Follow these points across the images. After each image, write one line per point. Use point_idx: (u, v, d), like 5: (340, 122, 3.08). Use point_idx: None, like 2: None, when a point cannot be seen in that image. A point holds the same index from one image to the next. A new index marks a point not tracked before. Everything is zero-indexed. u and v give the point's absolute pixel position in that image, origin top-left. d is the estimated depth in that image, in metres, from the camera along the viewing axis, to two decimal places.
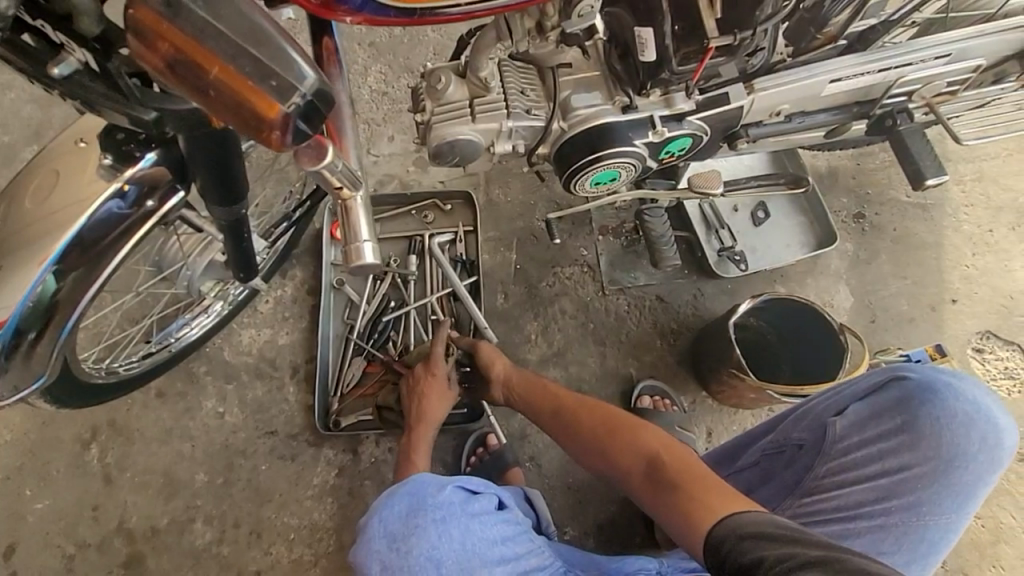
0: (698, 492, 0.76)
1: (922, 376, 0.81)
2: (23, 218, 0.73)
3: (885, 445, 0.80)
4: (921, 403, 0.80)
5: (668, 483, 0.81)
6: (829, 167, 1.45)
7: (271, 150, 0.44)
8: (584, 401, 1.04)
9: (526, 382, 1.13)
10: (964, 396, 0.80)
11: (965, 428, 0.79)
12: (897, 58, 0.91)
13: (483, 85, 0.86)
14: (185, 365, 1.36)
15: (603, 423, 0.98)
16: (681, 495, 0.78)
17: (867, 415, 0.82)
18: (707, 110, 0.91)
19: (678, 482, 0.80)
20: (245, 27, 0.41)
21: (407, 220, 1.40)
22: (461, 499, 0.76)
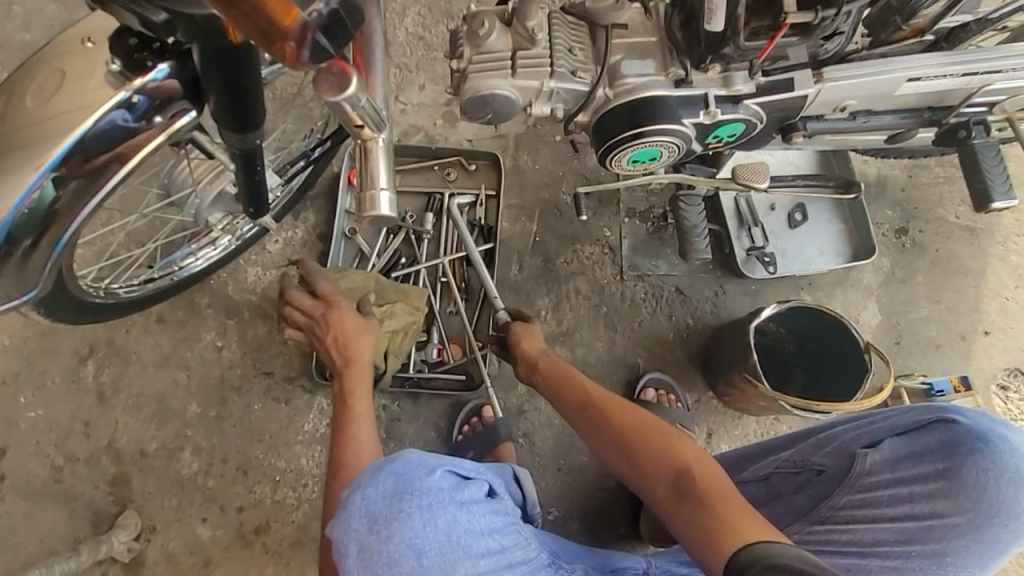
0: (725, 513, 0.74)
1: (976, 423, 0.76)
2: (24, 117, 0.68)
3: (918, 488, 0.77)
4: (969, 451, 0.76)
5: (693, 500, 0.78)
6: (879, 176, 1.36)
7: (282, 63, 0.39)
8: (609, 394, 1.00)
9: (552, 367, 1.07)
10: (1017, 452, 0.75)
11: (1009, 485, 0.74)
12: (985, 63, 0.82)
13: (530, 37, 0.79)
14: (188, 295, 1.34)
15: (627, 421, 0.93)
16: (707, 513, 0.75)
17: (904, 453, 0.79)
18: (768, 95, 0.84)
19: (701, 498, 0.77)
20: None
21: (428, 175, 1.35)
22: (450, 486, 0.73)
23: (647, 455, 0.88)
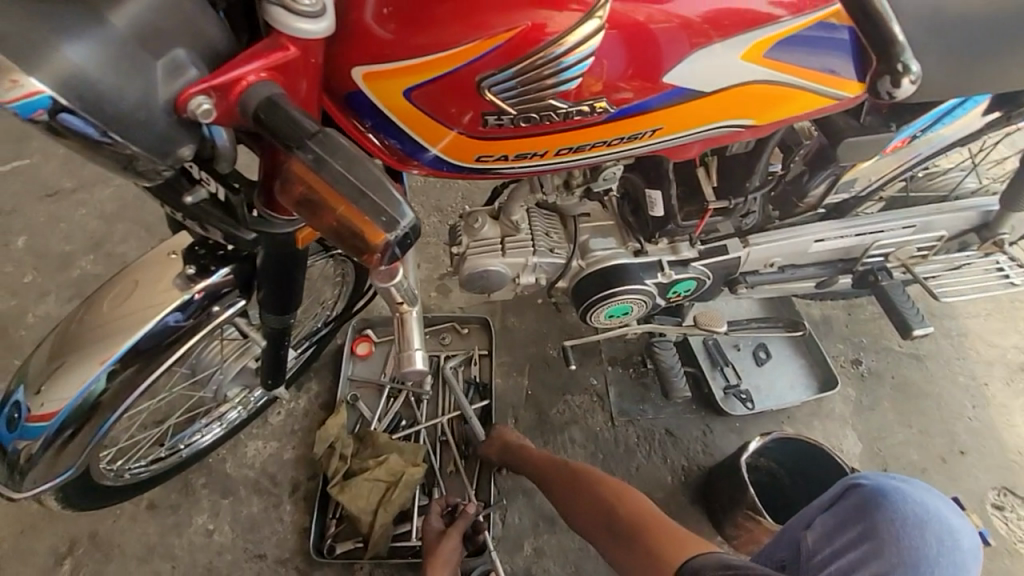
0: (656, 539, 0.92)
1: (872, 481, 0.85)
2: (94, 320, 0.81)
3: (842, 538, 0.81)
4: (876, 506, 0.81)
5: (631, 533, 0.96)
6: (823, 315, 1.55)
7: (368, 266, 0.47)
8: (551, 460, 1.15)
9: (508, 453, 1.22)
10: (912, 499, 0.81)
11: (917, 527, 0.78)
12: (869, 225, 1.05)
13: (514, 227, 0.99)
14: (183, 476, 1.32)
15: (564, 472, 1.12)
16: (643, 544, 0.93)
17: (832, 525, 0.83)
18: (710, 258, 1.04)
19: (637, 533, 0.95)
20: (360, 169, 0.42)
21: (427, 340, 1.49)
22: None
23: (595, 503, 1.03)
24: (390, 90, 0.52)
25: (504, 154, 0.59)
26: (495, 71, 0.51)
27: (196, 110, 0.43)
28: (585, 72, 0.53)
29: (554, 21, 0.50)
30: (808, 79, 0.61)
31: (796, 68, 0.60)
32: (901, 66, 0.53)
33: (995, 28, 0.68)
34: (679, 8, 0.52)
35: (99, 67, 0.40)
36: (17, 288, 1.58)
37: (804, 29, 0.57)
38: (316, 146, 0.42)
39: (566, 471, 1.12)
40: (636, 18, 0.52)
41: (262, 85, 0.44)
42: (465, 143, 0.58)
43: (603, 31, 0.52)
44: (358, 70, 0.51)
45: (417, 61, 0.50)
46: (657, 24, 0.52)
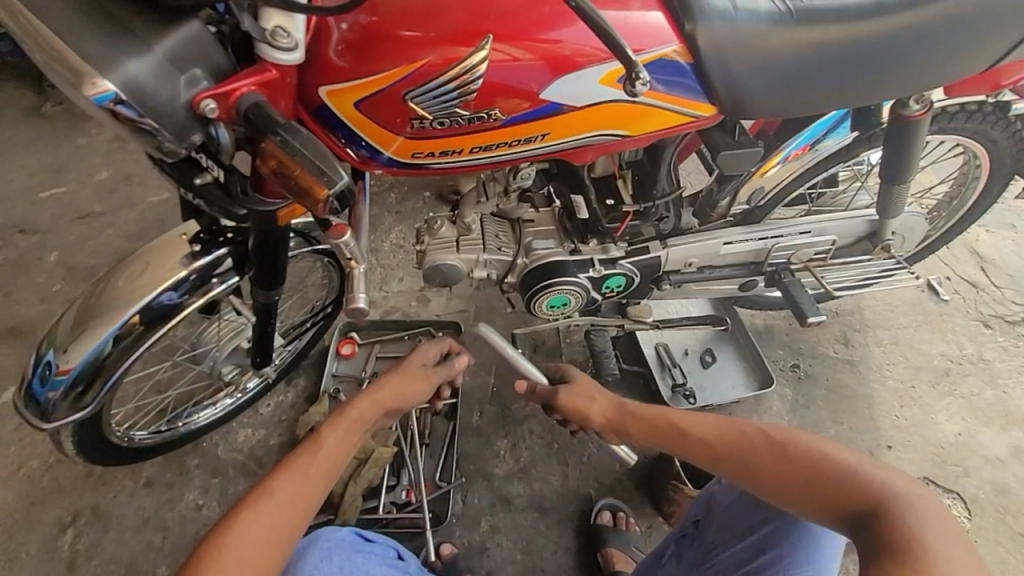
0: (831, 491, 0.79)
1: None
2: (110, 292, 1.01)
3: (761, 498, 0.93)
4: None
5: (795, 477, 0.82)
6: (766, 325, 1.70)
7: (316, 218, 0.66)
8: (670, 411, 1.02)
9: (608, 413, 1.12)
10: None
11: None
12: (771, 231, 1.23)
13: (467, 228, 1.18)
14: (179, 457, 1.47)
15: (693, 422, 0.97)
16: (813, 493, 0.80)
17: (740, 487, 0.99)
18: (635, 257, 1.22)
19: (798, 482, 0.82)
20: (314, 149, 0.63)
21: (402, 342, 1.65)
22: (350, 539, 0.93)
23: (742, 446, 0.89)
24: (344, 101, 0.73)
25: (431, 151, 0.79)
26: (439, 86, 0.72)
27: (204, 109, 0.62)
28: (513, 90, 0.74)
29: (464, 55, 0.71)
30: (674, 103, 0.83)
31: (661, 94, 0.82)
32: (635, 75, 0.67)
33: (818, 62, 0.83)
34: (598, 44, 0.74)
35: (143, 77, 0.58)
36: (46, 295, 1.80)
37: (650, 62, 0.79)
38: (282, 132, 0.62)
39: (700, 417, 0.97)
40: (559, 51, 0.74)
41: (251, 93, 0.65)
42: (405, 144, 0.78)
43: (515, 61, 0.73)
44: (323, 88, 0.72)
45: (368, 80, 0.71)
46: (582, 56, 0.74)
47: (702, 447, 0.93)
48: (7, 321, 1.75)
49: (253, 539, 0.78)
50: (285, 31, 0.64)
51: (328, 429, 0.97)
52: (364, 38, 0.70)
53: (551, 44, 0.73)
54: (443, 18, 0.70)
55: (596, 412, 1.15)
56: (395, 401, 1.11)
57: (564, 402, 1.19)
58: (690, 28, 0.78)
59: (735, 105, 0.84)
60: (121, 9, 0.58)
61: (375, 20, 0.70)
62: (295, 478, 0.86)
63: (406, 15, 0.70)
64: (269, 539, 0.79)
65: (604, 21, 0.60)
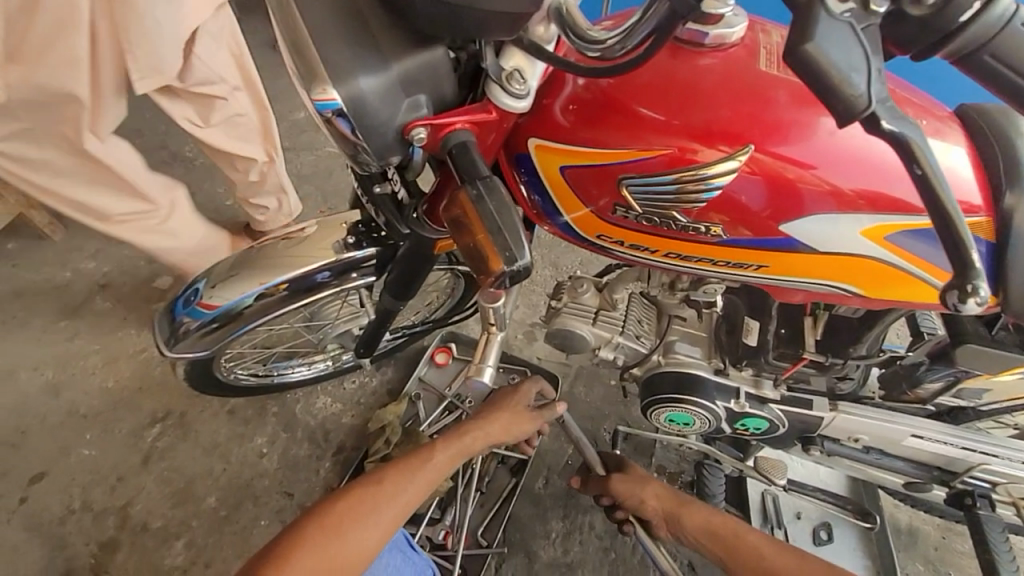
0: None
1: None
2: (270, 250, 1.04)
3: None
4: None
5: None
6: (910, 525, 1.37)
7: (481, 283, 0.58)
8: (723, 519, 1.04)
9: (663, 495, 1.10)
10: None
11: None
12: (982, 445, 0.96)
13: (612, 303, 1.07)
14: (263, 400, 1.54)
15: (749, 541, 1.00)
16: None
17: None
18: (789, 405, 1.02)
19: None
20: (504, 213, 0.55)
21: (495, 373, 1.59)
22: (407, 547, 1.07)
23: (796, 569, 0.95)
24: (551, 162, 0.65)
25: (621, 240, 0.70)
26: (660, 179, 0.61)
27: (414, 137, 0.58)
28: (738, 205, 0.62)
29: (702, 154, 0.60)
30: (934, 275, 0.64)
31: (916, 258, 0.64)
32: (971, 287, 0.48)
33: None
34: (834, 177, 0.61)
35: (370, 94, 0.54)
36: (220, 207, 1.93)
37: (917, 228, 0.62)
38: (481, 187, 0.56)
39: (755, 538, 1.00)
40: (805, 177, 0.61)
41: (464, 131, 0.59)
42: (593, 223, 0.69)
43: (746, 173, 0.61)
44: (534, 140, 0.65)
45: (586, 150, 0.63)
46: (805, 185, 0.61)
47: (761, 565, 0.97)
48: None
49: (364, 532, 0.89)
50: (522, 76, 0.58)
51: (442, 448, 1.02)
52: (598, 103, 0.62)
53: (795, 166, 0.60)
54: (692, 106, 0.60)
55: (647, 499, 1.10)
56: (502, 437, 1.10)
57: (615, 489, 1.13)
58: (1011, 202, 0.61)
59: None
60: (376, 21, 0.54)
61: (618, 87, 0.62)
62: (401, 485, 0.96)
63: (655, 92, 0.61)
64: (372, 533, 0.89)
65: (950, 200, 0.46)
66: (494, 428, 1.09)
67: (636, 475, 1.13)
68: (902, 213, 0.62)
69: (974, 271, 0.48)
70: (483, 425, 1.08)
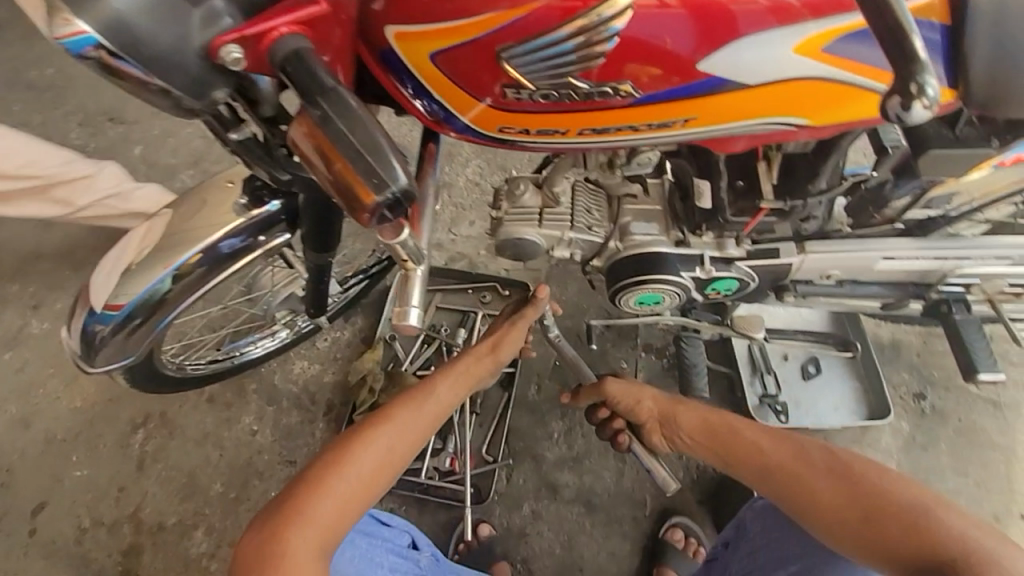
0: (890, 526, 0.73)
1: None
2: (166, 231, 0.93)
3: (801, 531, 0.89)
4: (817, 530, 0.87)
5: (854, 504, 0.76)
6: (893, 340, 1.40)
7: (361, 223, 0.48)
8: (716, 413, 0.94)
9: (656, 400, 1.04)
10: None
11: None
12: (952, 251, 0.94)
13: (554, 199, 0.97)
14: (239, 380, 1.49)
15: (744, 432, 0.88)
16: (869, 526, 0.74)
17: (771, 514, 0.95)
18: (757, 260, 0.97)
19: (859, 517, 0.75)
20: (360, 131, 0.44)
21: (464, 296, 1.54)
22: (369, 525, 0.96)
23: (790, 463, 0.82)
24: (417, 51, 0.53)
25: (526, 128, 0.59)
26: (550, 39, 0.50)
27: (227, 58, 0.47)
28: (648, 50, 0.52)
29: None
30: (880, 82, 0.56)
31: (858, 65, 0.55)
32: (915, 86, 0.45)
33: None
34: None
35: (135, 11, 0.43)
36: None
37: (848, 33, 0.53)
38: (323, 103, 0.45)
39: (749, 429, 0.88)
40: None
41: (290, 38, 0.47)
42: (491, 116, 0.58)
43: (658, 9, 0.51)
44: (390, 29, 0.53)
45: (453, 24, 0.50)
46: (736, 6, 0.51)
47: (754, 462, 0.85)
48: (93, 214, 1.70)
49: (364, 470, 0.79)
50: None
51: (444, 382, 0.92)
52: None
53: None
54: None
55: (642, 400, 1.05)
56: (496, 355, 1.00)
57: (610, 392, 1.09)
58: None
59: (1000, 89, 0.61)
60: None
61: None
62: (404, 427, 0.84)
63: None
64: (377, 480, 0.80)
65: None
66: (481, 348, 1.00)
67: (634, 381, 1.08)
68: (837, 12, 0.52)
69: (920, 66, 0.46)
70: (477, 349, 1.00)
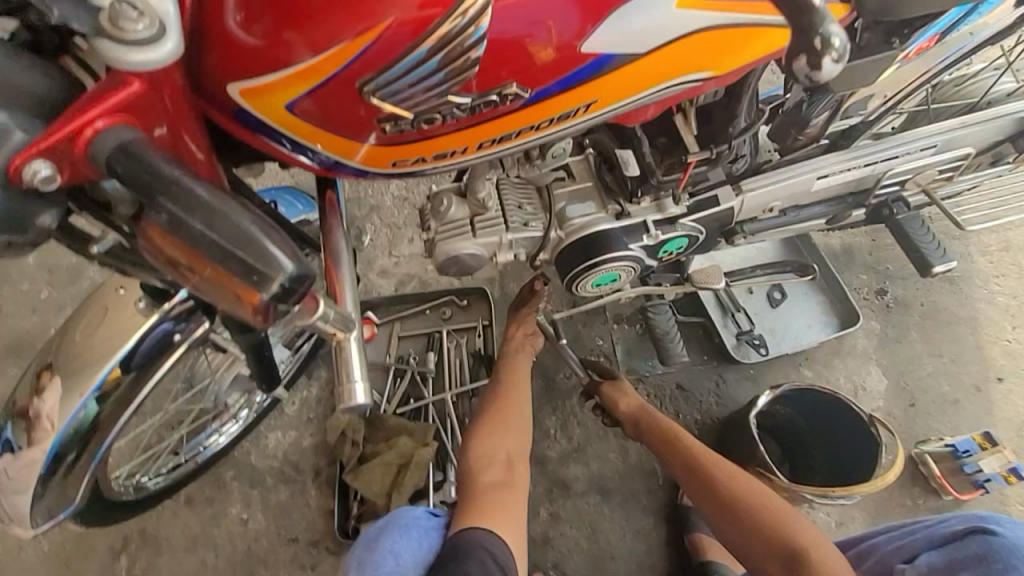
0: (761, 522, 0.99)
1: (1008, 536, 0.78)
2: (71, 352, 0.83)
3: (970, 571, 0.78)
4: (1004, 567, 0.75)
5: (749, 515, 1.00)
6: (844, 245, 1.42)
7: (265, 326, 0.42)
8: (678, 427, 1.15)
9: (632, 409, 1.19)
10: None
11: None
12: (880, 153, 0.93)
13: (482, 205, 0.92)
14: (213, 471, 1.39)
15: (695, 448, 1.10)
16: (753, 534, 0.99)
17: (941, 565, 0.80)
18: (699, 212, 0.95)
19: (748, 522, 1.00)
20: (224, 224, 0.37)
21: (423, 317, 1.47)
22: (428, 518, 0.98)
23: (722, 479, 1.05)
24: (268, 104, 0.47)
25: (421, 158, 0.55)
26: (411, 58, 0.44)
27: (33, 179, 0.40)
28: (525, 39, 0.48)
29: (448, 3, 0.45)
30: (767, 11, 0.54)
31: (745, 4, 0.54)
32: None
33: None
34: None
35: None
36: (34, 306, 1.56)
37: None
38: (168, 203, 0.38)
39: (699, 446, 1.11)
40: None
41: (109, 132, 0.41)
42: (378, 154, 0.53)
43: None
44: (233, 87, 0.46)
45: (303, 66, 0.44)
46: None
47: (705, 482, 1.06)
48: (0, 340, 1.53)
49: (502, 440, 1.10)
50: (133, 3, 0.39)
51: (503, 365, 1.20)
52: None
53: None
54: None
55: (623, 405, 1.20)
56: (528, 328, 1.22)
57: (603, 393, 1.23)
58: None
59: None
60: None
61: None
62: (501, 410, 1.13)
63: None
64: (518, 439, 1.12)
65: None
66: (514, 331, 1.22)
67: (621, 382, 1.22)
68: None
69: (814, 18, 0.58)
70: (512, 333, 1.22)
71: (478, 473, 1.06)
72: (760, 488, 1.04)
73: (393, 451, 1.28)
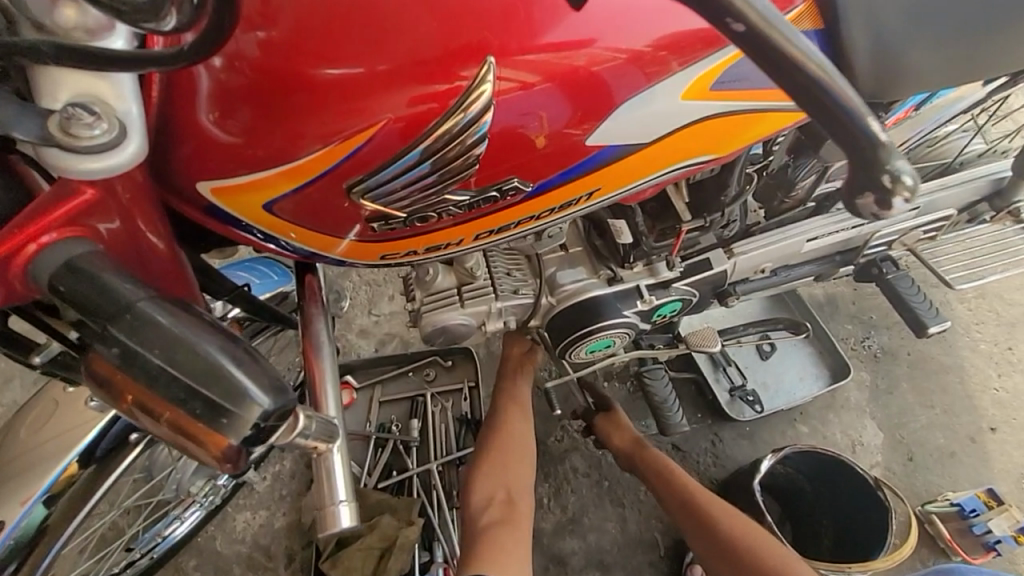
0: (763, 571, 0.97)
1: None
2: (14, 453, 0.74)
3: None
4: None
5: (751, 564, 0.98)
6: (827, 295, 1.42)
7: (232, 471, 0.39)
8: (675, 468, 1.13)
9: (629, 444, 1.17)
10: None
11: None
12: (866, 215, 0.94)
13: (470, 274, 0.88)
14: (171, 561, 1.25)
15: (692, 492, 1.08)
16: None
17: None
18: (692, 276, 0.93)
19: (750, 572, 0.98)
20: (190, 361, 0.35)
21: (406, 380, 1.39)
22: None
23: (721, 525, 1.03)
24: (250, 205, 0.48)
25: (412, 249, 0.57)
26: (403, 161, 0.47)
27: None
28: (518, 129, 0.51)
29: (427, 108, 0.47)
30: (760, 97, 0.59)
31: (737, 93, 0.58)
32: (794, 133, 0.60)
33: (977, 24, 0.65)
34: (627, 41, 0.51)
35: None
36: None
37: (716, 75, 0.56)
38: (120, 336, 0.35)
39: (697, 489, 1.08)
40: (577, 64, 0.50)
41: (56, 248, 0.38)
42: (360, 246, 0.55)
43: (527, 89, 0.49)
44: (204, 184, 0.47)
45: (291, 167, 0.46)
46: (601, 66, 0.51)
47: (704, 529, 1.04)
48: None
49: (502, 480, 1.03)
50: (89, 108, 0.37)
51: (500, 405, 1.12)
52: (260, 92, 0.45)
53: (565, 53, 0.50)
54: (377, 38, 0.45)
55: (618, 439, 1.17)
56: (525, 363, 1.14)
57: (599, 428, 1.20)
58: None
59: (890, 73, 0.64)
60: None
61: (274, 56, 0.44)
62: (499, 450, 1.06)
63: (323, 43, 0.45)
64: (519, 475, 1.05)
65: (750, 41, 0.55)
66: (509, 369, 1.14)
67: (614, 415, 1.19)
68: (702, 50, 0.54)
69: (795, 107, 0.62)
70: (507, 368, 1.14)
71: (477, 515, 0.99)
72: (761, 534, 1.01)
73: (375, 534, 1.18)
